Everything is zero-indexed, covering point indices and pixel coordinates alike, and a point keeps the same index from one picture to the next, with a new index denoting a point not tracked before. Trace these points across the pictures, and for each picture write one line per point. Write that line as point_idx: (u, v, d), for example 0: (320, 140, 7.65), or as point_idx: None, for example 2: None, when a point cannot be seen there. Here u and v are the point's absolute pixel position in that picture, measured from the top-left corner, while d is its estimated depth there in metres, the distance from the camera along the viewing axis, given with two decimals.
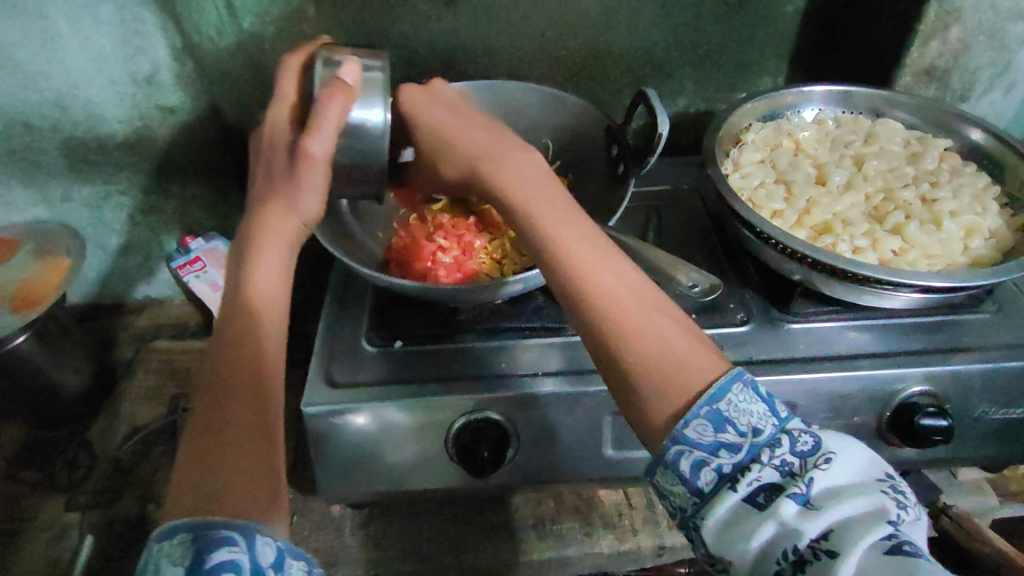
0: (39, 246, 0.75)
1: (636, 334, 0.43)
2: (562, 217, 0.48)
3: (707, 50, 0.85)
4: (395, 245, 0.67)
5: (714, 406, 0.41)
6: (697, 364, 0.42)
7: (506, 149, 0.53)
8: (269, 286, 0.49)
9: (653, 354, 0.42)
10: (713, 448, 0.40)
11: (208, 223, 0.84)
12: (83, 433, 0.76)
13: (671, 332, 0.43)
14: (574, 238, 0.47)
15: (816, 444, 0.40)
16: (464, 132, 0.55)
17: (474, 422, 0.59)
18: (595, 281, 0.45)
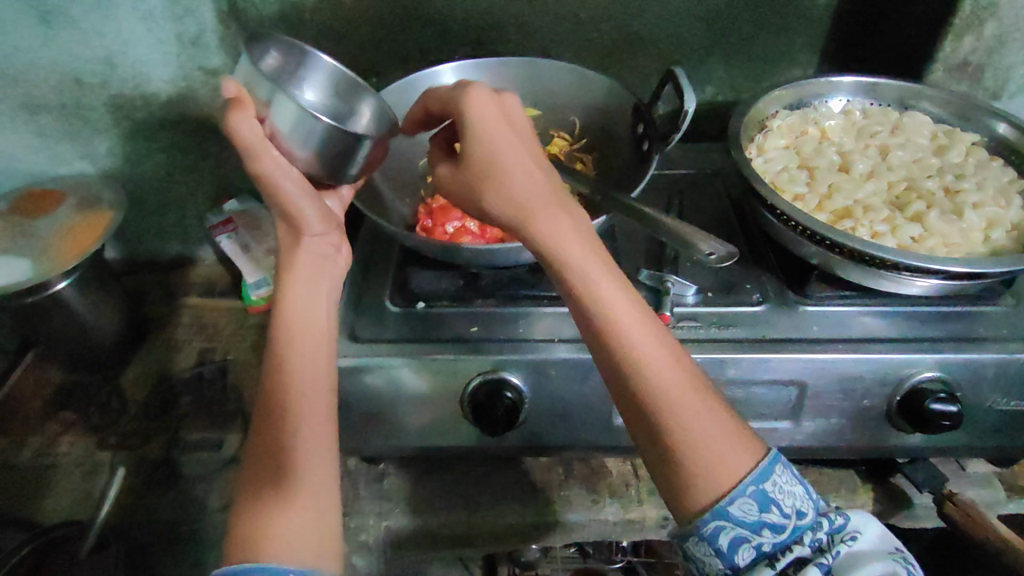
0: (83, 200, 0.78)
1: (690, 421, 0.46)
2: (616, 295, 0.49)
3: (738, 37, 0.85)
4: (421, 210, 0.69)
5: (759, 487, 0.45)
6: (741, 450, 0.46)
7: (559, 200, 0.50)
8: (305, 307, 0.57)
9: (705, 442, 0.46)
10: (755, 525, 0.45)
11: (243, 186, 0.87)
12: (116, 380, 0.80)
13: (713, 414, 0.47)
14: (621, 316, 0.48)
15: (844, 522, 0.47)
16: (525, 171, 0.50)
17: (489, 382, 0.60)
18: (644, 361, 0.47)
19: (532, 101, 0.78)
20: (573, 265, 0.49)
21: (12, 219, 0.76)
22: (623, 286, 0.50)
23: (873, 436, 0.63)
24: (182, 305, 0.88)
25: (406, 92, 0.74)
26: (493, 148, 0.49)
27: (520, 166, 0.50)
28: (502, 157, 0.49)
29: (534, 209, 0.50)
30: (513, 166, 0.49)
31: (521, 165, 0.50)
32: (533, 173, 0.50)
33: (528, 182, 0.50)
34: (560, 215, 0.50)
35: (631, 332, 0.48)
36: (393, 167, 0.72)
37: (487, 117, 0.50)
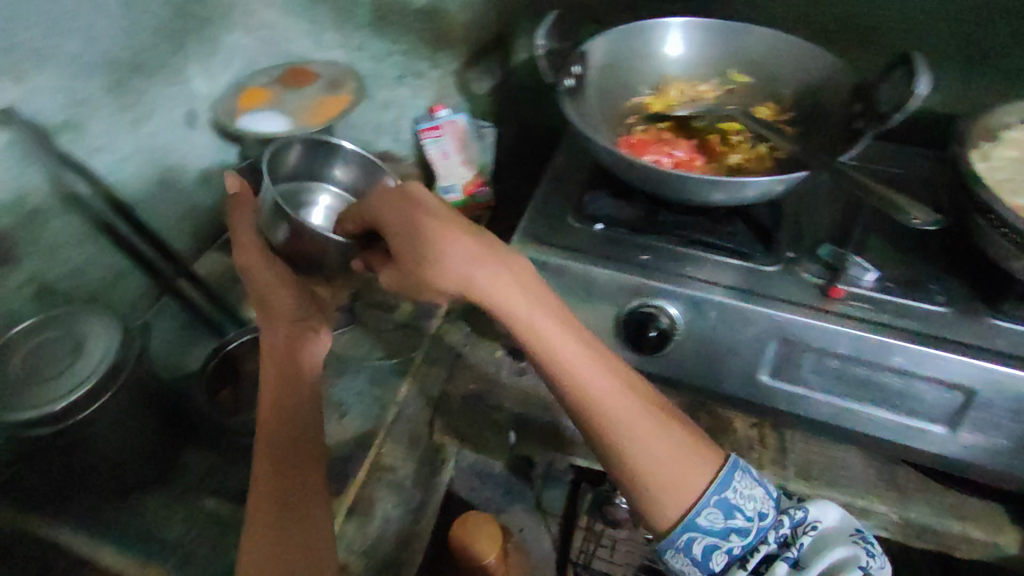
0: (331, 82, 0.91)
1: (649, 455, 0.51)
2: (563, 341, 0.53)
3: (985, 46, 0.80)
4: (622, 138, 0.75)
5: (721, 496, 0.51)
6: (697, 463, 0.52)
7: (493, 264, 0.55)
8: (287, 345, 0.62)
9: (658, 464, 0.51)
10: (723, 531, 0.51)
11: (456, 101, 0.98)
12: None
13: (668, 437, 0.52)
14: (573, 360, 0.53)
15: (804, 515, 0.53)
16: (446, 240, 0.55)
17: (648, 306, 0.64)
18: (601, 401, 0.52)
19: (745, 69, 0.80)
20: (523, 326, 0.54)
21: (277, 86, 0.90)
22: (570, 330, 0.54)
23: None
24: None
25: (633, 36, 0.79)
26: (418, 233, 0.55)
27: (439, 239, 0.55)
28: (422, 235, 0.55)
29: (472, 279, 0.54)
30: (431, 240, 0.54)
31: (444, 239, 0.55)
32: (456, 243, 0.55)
33: (456, 251, 0.54)
34: (497, 277, 0.54)
35: (584, 374, 0.52)
36: (604, 99, 0.77)
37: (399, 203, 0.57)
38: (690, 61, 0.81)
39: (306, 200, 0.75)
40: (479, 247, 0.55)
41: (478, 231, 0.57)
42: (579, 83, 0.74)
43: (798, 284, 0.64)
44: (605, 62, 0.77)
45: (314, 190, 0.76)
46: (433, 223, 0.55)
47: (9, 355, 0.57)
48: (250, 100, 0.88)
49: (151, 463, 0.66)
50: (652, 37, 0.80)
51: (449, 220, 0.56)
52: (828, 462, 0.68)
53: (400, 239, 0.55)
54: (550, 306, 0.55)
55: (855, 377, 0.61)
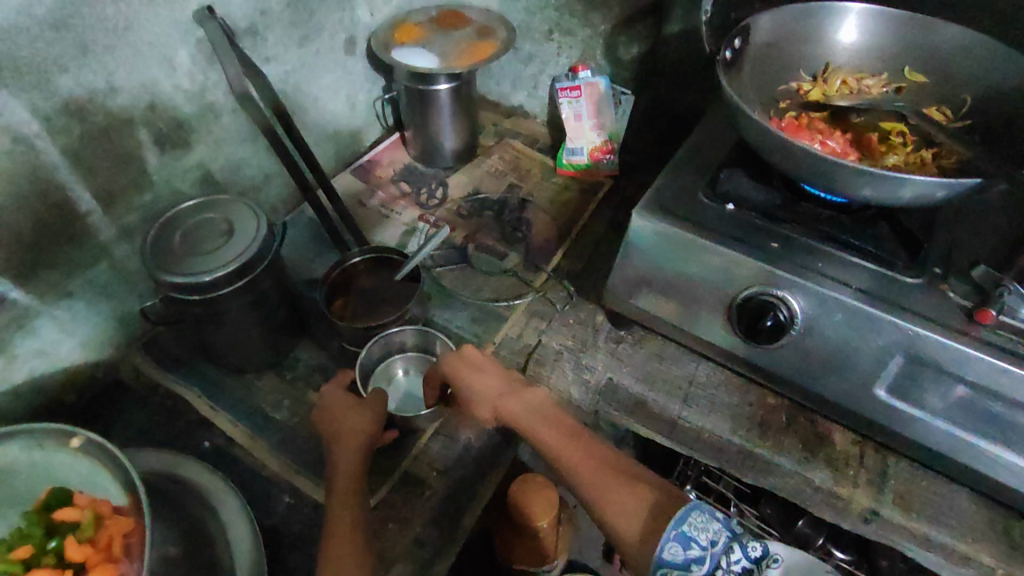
0: (482, 29, 0.93)
1: (616, 505, 0.55)
2: (557, 427, 0.62)
3: None
4: (774, 120, 0.71)
5: (679, 530, 0.51)
6: (658, 509, 0.54)
7: (512, 387, 0.66)
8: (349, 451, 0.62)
9: (618, 513, 0.55)
10: (684, 563, 0.50)
11: (600, 64, 0.97)
12: (445, 179, 0.97)
13: (634, 490, 0.56)
14: (556, 447, 0.60)
15: (762, 549, 0.50)
16: (480, 379, 0.66)
17: (768, 296, 0.62)
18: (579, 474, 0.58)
19: (922, 67, 0.74)
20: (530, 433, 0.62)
21: (432, 26, 0.94)
22: (558, 425, 0.62)
23: None
24: (508, 144, 1.03)
25: (806, 15, 0.74)
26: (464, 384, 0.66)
27: (474, 375, 0.66)
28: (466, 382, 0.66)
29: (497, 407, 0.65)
30: (469, 384, 0.66)
31: (480, 378, 0.66)
32: (486, 379, 0.66)
33: (487, 386, 0.65)
34: (517, 394, 0.65)
35: (572, 461, 0.59)
36: (759, 78, 0.74)
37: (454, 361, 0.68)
38: (863, 50, 0.76)
39: (394, 377, 0.75)
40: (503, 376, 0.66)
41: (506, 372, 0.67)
42: (737, 57, 0.71)
43: (943, 303, 0.59)
44: (768, 40, 0.74)
45: (394, 365, 0.75)
46: (474, 368, 0.66)
47: (173, 227, 0.64)
48: (405, 36, 0.91)
49: (269, 349, 0.73)
50: (826, 20, 0.75)
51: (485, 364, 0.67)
52: (933, 497, 0.63)
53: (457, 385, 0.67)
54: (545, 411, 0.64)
55: (984, 412, 0.56)
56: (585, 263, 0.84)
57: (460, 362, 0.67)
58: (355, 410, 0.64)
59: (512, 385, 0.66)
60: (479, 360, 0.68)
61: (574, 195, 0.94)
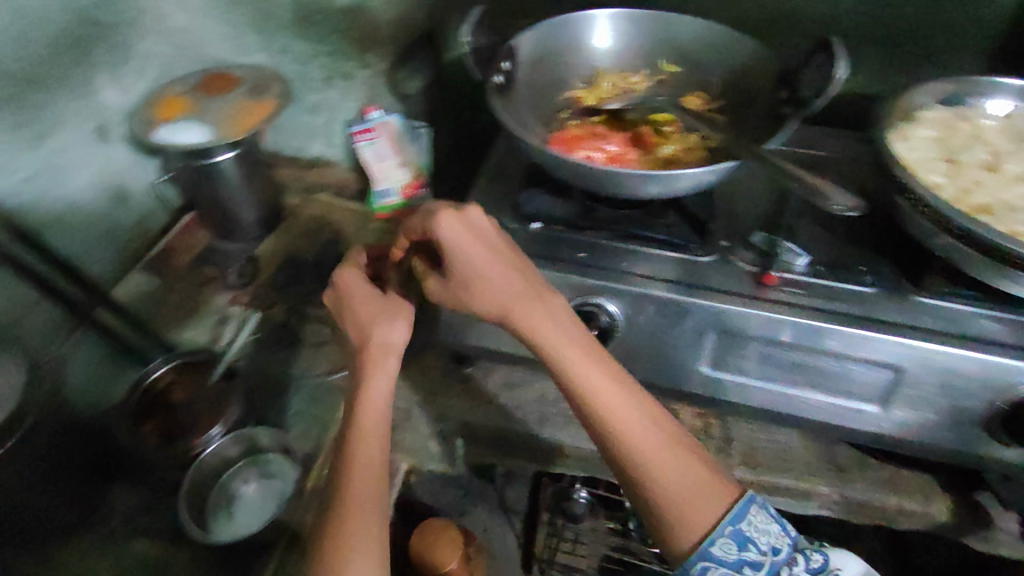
0: (253, 87, 0.87)
1: (674, 488, 0.49)
2: (601, 375, 0.53)
3: (901, 28, 0.81)
4: (556, 134, 0.74)
5: (735, 527, 0.48)
6: (714, 497, 0.49)
7: (523, 281, 0.56)
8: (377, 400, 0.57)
9: (675, 487, 0.49)
10: (736, 564, 0.48)
11: (388, 102, 0.96)
12: (252, 251, 0.92)
13: (690, 472, 0.50)
14: (603, 396, 0.52)
15: (823, 562, 0.50)
16: (492, 277, 0.55)
17: (588, 306, 0.64)
18: (629, 433, 0.51)
19: (675, 58, 0.79)
20: (562, 359, 0.53)
21: (196, 94, 0.86)
22: (603, 366, 0.53)
23: (962, 440, 0.62)
24: (314, 201, 0.98)
25: (561, 29, 0.78)
26: (472, 269, 0.55)
27: (486, 271, 0.55)
28: (472, 269, 0.55)
29: (506, 307, 0.55)
30: (479, 280, 0.55)
31: (489, 264, 0.55)
32: (494, 270, 0.55)
33: (496, 281, 0.55)
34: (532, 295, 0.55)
35: (623, 422, 0.51)
36: (536, 96, 0.76)
37: (452, 235, 0.55)
38: (620, 52, 0.80)
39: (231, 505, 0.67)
40: (512, 270, 0.56)
41: (525, 270, 0.57)
42: (509, 80, 0.72)
43: (734, 274, 0.64)
44: (534, 57, 0.76)
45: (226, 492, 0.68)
46: (478, 249, 0.55)
47: None
48: (170, 111, 0.83)
49: None
50: (580, 29, 0.79)
51: (499, 259, 0.56)
52: (771, 446, 0.69)
53: (450, 275, 0.56)
54: (586, 343, 0.54)
55: (790, 363, 0.62)
56: None
57: (466, 239, 0.55)
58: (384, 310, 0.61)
59: (533, 290, 0.56)
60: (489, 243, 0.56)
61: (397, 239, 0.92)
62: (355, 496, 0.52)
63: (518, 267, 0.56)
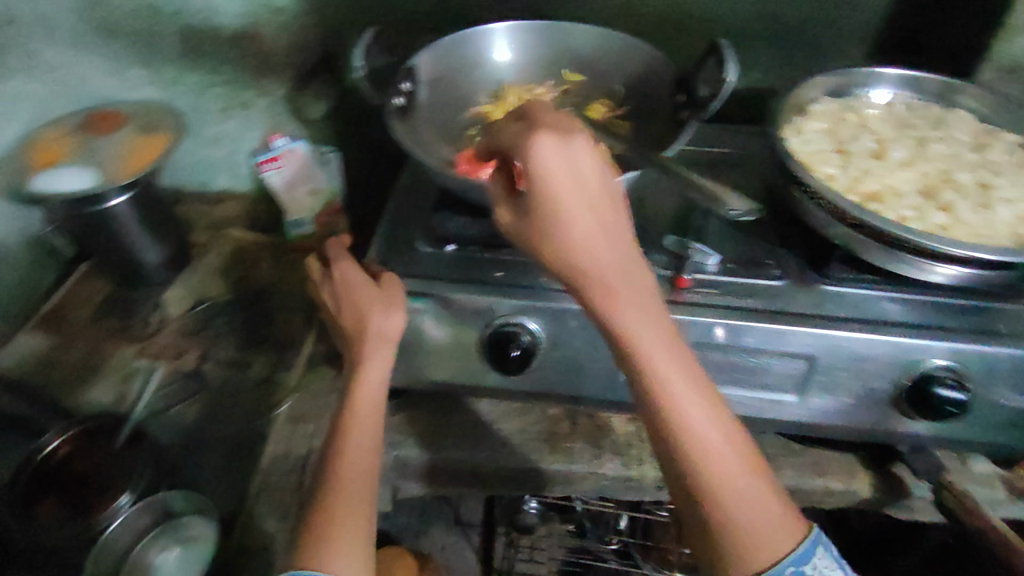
0: (144, 123, 0.82)
1: (738, 515, 0.43)
2: (676, 368, 0.45)
3: (788, 26, 0.85)
4: (461, 152, 0.70)
5: (797, 569, 0.42)
6: (784, 529, 0.43)
7: (608, 242, 0.46)
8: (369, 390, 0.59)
9: (742, 508, 0.43)
10: None
11: (294, 128, 0.94)
12: (158, 295, 0.87)
13: (758, 499, 0.44)
14: (675, 390, 0.45)
15: None
16: (579, 225, 0.45)
17: (510, 325, 0.63)
18: (699, 443, 0.44)
19: (576, 67, 0.79)
20: (639, 337, 0.46)
21: (79, 134, 0.80)
22: (680, 356, 0.46)
23: (875, 419, 0.64)
24: (224, 236, 0.95)
25: (460, 45, 0.77)
26: (555, 209, 0.45)
27: (570, 220, 0.45)
28: (552, 210, 0.45)
29: (582, 264, 0.46)
30: (559, 228, 0.46)
31: (577, 211, 0.45)
32: (585, 224, 0.46)
33: (582, 233, 0.46)
34: (615, 258, 0.46)
35: (693, 423, 0.45)
36: (439, 114, 0.74)
37: (545, 163, 0.45)
38: (522, 64, 0.80)
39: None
40: (601, 220, 0.46)
41: (618, 222, 0.47)
42: (409, 101, 0.71)
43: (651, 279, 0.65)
44: (433, 76, 0.75)
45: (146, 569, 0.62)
46: (568, 187, 0.45)
47: None
48: (48, 158, 0.76)
49: None
50: (479, 44, 0.78)
51: (595, 206, 0.46)
52: None
53: (527, 208, 0.47)
54: (667, 326, 0.46)
55: (710, 362, 0.63)
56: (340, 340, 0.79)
57: (560, 171, 0.45)
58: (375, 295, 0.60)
59: (619, 251, 0.46)
60: (587, 180, 0.45)
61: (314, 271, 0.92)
62: (347, 484, 0.53)
63: (613, 218, 0.47)
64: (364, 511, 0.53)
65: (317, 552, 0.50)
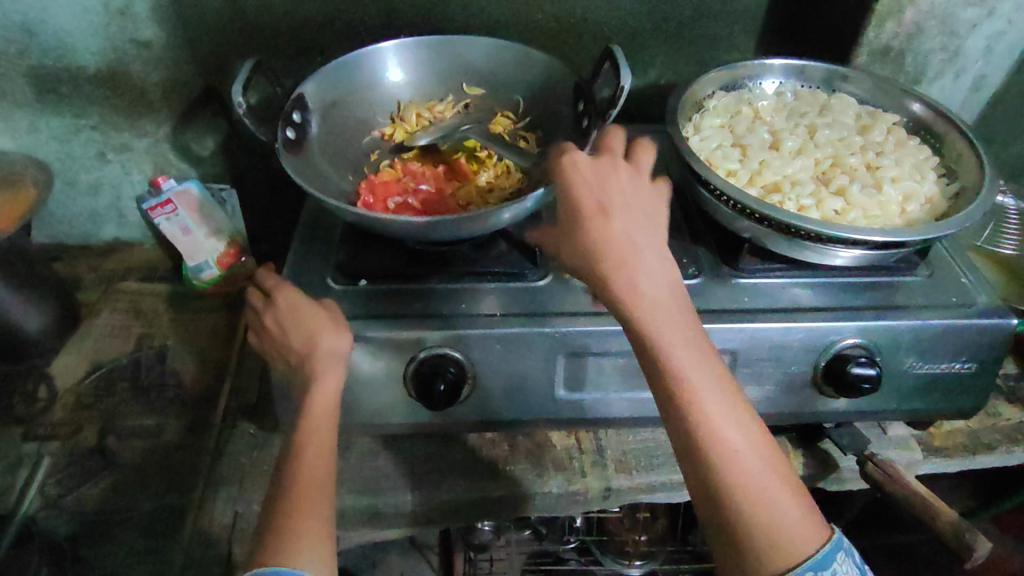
0: (4, 179, 0.75)
1: (763, 517, 0.45)
2: (705, 374, 0.47)
3: (678, 23, 0.86)
4: (363, 185, 0.69)
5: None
6: (808, 531, 0.45)
7: (643, 259, 0.49)
8: (323, 405, 0.57)
9: (768, 509, 0.45)
10: None
11: (182, 168, 0.87)
12: (44, 367, 0.79)
13: (782, 500, 0.46)
14: (700, 393, 0.46)
15: None
16: (613, 235, 0.49)
17: (436, 358, 0.61)
18: (725, 445, 0.46)
19: (476, 80, 0.77)
20: (666, 341, 0.48)
21: None
22: (707, 363, 0.48)
23: (800, 402, 0.66)
24: (118, 291, 0.88)
25: (349, 69, 0.74)
26: (593, 220, 0.50)
27: (606, 230, 0.49)
28: (587, 222, 0.50)
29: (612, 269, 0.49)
30: (594, 235, 0.49)
31: (614, 222, 0.49)
32: (622, 237, 0.49)
33: (616, 243, 0.49)
34: (648, 272, 0.49)
35: (719, 430, 0.46)
36: (336, 143, 0.71)
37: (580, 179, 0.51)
38: (419, 81, 0.77)
39: None
40: (634, 239, 0.49)
41: (657, 236, 0.51)
42: (301, 133, 0.67)
43: (570, 292, 0.65)
44: (325, 103, 0.71)
45: None
46: (601, 202, 0.50)
47: None
48: None
49: None
50: (371, 64, 0.75)
51: (628, 221, 0.50)
52: (640, 446, 0.70)
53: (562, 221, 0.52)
54: (697, 334, 0.49)
55: (639, 368, 0.63)
56: (259, 390, 0.74)
57: (585, 187, 0.51)
58: (318, 312, 0.59)
59: (652, 263, 0.49)
60: (619, 201, 0.50)
61: (222, 317, 0.86)
62: (305, 510, 0.52)
63: (651, 232, 0.50)
64: (326, 522, 0.53)
65: (283, 553, 0.50)
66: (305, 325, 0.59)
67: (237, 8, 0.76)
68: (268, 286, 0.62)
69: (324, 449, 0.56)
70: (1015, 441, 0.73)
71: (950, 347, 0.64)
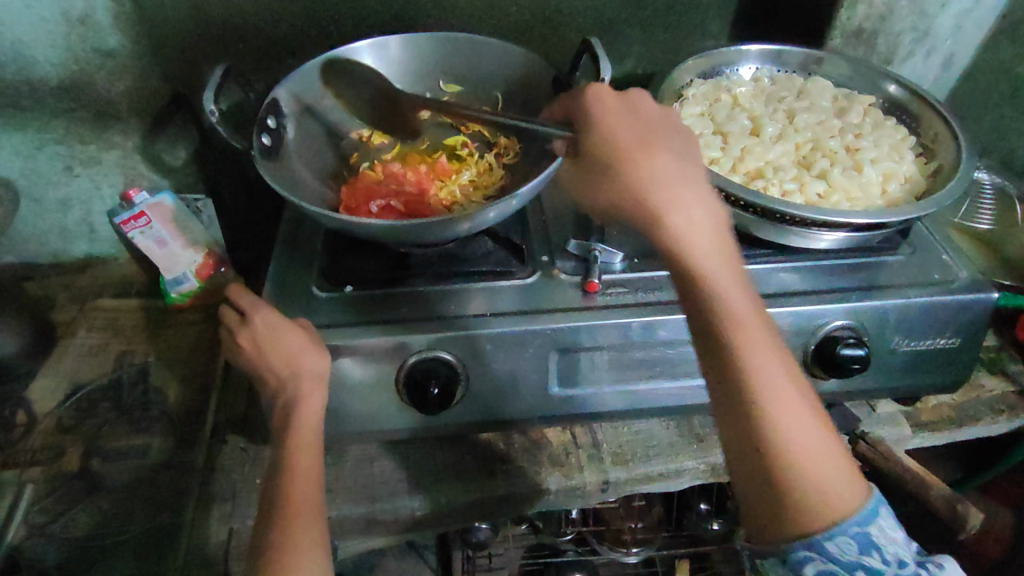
0: None
1: (806, 462, 0.45)
2: (750, 312, 0.49)
3: (652, 11, 0.86)
4: (344, 190, 0.68)
5: (862, 529, 0.45)
6: (848, 482, 0.46)
7: (688, 198, 0.51)
8: (309, 425, 0.56)
9: (809, 453, 0.46)
10: (851, 566, 0.45)
11: (154, 179, 0.85)
12: (20, 393, 0.77)
13: (824, 446, 0.46)
14: (745, 327, 0.48)
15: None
16: (655, 172, 0.52)
17: (426, 361, 0.60)
18: (769, 383, 0.47)
19: (454, 78, 0.76)
20: (710, 274, 0.49)
21: None
22: (749, 303, 0.49)
23: None
24: (93, 308, 0.86)
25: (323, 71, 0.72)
26: (635, 157, 0.52)
27: (650, 167, 0.52)
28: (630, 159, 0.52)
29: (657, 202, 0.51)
30: (638, 171, 0.52)
31: (656, 161, 0.52)
32: (665, 176, 0.52)
33: (660, 178, 0.52)
34: (694, 209, 0.51)
35: (763, 367, 0.47)
36: (314, 147, 0.70)
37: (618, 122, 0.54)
38: (396, 81, 0.76)
39: None
40: (680, 179, 0.52)
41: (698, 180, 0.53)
42: (277, 138, 0.65)
43: (559, 287, 0.64)
44: (301, 106, 0.70)
45: None
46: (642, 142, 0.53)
47: None
48: None
49: None
50: (346, 65, 0.73)
51: (668, 162, 0.52)
52: (636, 438, 0.71)
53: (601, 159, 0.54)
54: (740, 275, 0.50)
55: (631, 361, 0.63)
56: (247, 402, 0.72)
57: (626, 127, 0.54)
58: (295, 331, 0.57)
59: (696, 202, 0.51)
60: (661, 141, 0.54)
61: (203, 330, 0.84)
62: (300, 529, 0.52)
63: (694, 175, 0.53)
64: (319, 543, 0.52)
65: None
66: (284, 345, 0.57)
67: (203, 12, 0.74)
68: (242, 306, 0.60)
69: (312, 469, 0.55)
70: (1000, 411, 0.74)
71: (934, 324, 0.65)
